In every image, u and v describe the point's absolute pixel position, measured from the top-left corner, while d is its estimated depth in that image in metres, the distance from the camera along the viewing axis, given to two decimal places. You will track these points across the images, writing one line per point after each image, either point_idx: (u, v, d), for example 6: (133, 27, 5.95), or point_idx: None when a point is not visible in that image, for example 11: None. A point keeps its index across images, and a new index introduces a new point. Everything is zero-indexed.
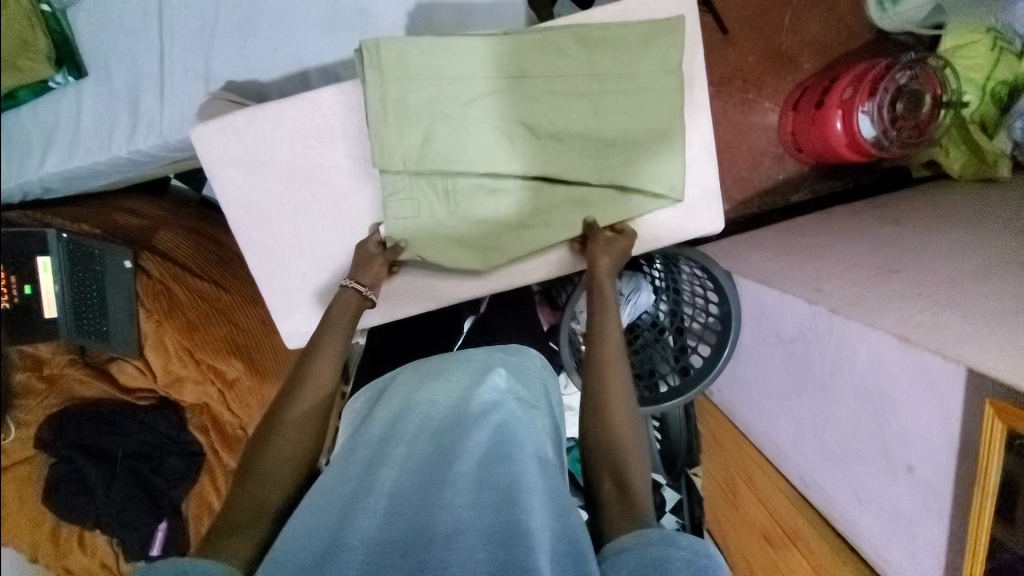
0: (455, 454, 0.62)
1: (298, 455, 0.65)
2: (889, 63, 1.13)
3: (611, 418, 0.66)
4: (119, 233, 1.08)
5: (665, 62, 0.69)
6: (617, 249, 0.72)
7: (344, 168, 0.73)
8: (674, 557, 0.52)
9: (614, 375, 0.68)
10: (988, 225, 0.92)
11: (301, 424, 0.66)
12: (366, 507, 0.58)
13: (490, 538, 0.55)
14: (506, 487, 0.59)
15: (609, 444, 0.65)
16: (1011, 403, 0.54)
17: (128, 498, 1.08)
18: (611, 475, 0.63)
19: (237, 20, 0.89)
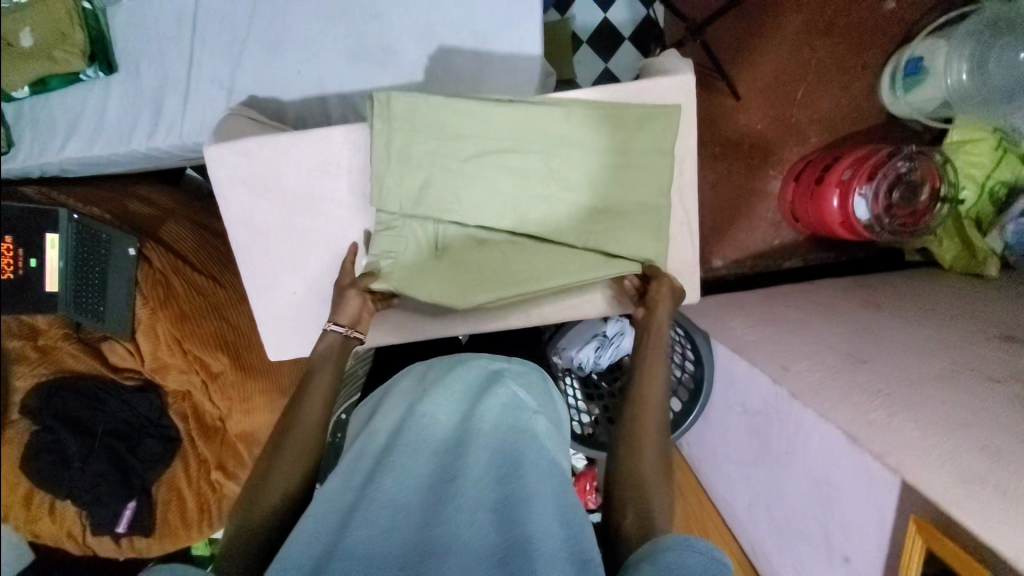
0: (462, 471, 0.62)
1: (301, 452, 0.66)
2: (890, 151, 1.16)
3: (639, 457, 0.66)
4: (129, 220, 1.12)
5: (659, 142, 0.73)
6: (667, 298, 0.76)
7: (345, 202, 0.78)
8: (689, 559, 0.51)
9: (650, 417, 0.69)
10: (968, 322, 0.94)
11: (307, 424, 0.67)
12: (367, 516, 0.57)
13: (490, 562, 0.54)
14: (509, 508, 0.58)
15: (636, 482, 0.64)
16: (932, 523, 0.57)
17: (102, 474, 1.11)
18: (635, 512, 0.61)
19: (266, 40, 0.93)
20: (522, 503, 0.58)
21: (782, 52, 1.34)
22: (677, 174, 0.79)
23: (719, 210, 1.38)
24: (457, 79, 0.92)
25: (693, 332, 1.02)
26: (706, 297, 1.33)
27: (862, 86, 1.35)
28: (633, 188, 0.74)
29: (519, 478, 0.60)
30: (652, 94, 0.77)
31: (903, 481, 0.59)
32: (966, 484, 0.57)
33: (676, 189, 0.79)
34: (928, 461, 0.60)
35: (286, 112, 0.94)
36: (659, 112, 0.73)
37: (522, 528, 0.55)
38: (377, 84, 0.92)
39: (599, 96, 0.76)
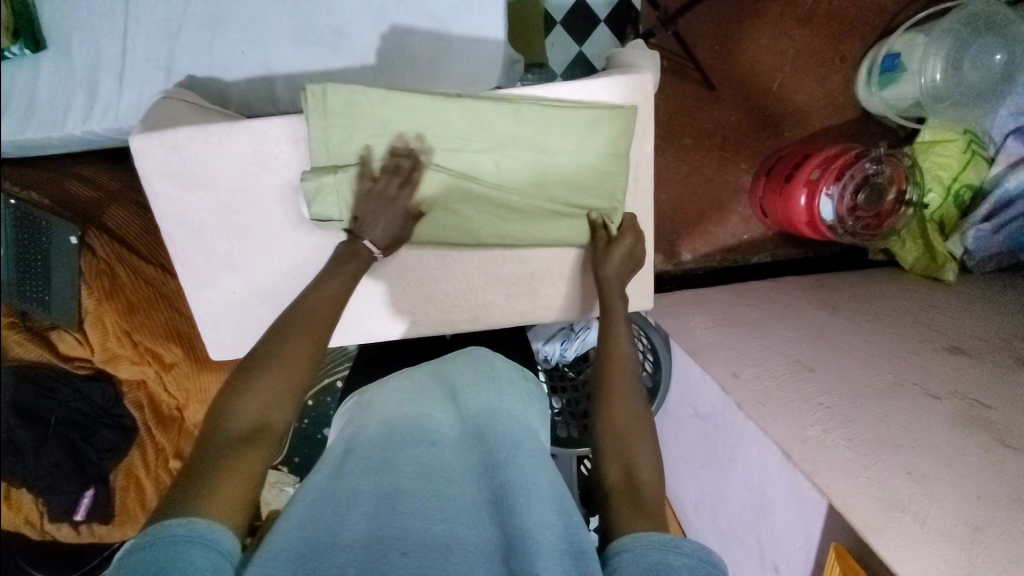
0: (455, 467, 0.62)
1: (285, 394, 0.63)
2: (860, 152, 1.15)
3: (620, 417, 0.68)
4: (69, 206, 1.06)
5: (609, 147, 0.74)
6: (617, 254, 0.76)
7: (285, 199, 0.75)
8: (676, 563, 0.51)
9: (620, 376, 0.71)
10: (916, 332, 0.95)
11: (283, 373, 0.64)
12: (363, 509, 0.55)
13: (492, 554, 0.53)
14: (505, 498, 0.59)
15: (621, 439, 0.66)
16: (852, 551, 0.61)
17: (56, 465, 1.08)
18: (622, 468, 0.64)
19: (206, 16, 0.86)
20: (516, 503, 0.57)
21: (763, 41, 1.30)
22: (633, 183, 0.80)
23: (691, 203, 1.36)
24: (413, 65, 0.86)
25: (652, 332, 1.03)
26: (672, 292, 1.33)
27: (840, 79, 1.32)
28: (581, 190, 0.76)
29: (512, 467, 0.61)
30: (608, 93, 0.74)
31: (830, 503, 0.63)
32: (888, 511, 0.62)
33: (631, 198, 0.80)
34: (853, 485, 0.64)
35: (230, 97, 0.88)
36: (610, 112, 0.72)
37: (519, 514, 0.56)
38: (327, 69, 0.87)
39: (548, 94, 0.74)
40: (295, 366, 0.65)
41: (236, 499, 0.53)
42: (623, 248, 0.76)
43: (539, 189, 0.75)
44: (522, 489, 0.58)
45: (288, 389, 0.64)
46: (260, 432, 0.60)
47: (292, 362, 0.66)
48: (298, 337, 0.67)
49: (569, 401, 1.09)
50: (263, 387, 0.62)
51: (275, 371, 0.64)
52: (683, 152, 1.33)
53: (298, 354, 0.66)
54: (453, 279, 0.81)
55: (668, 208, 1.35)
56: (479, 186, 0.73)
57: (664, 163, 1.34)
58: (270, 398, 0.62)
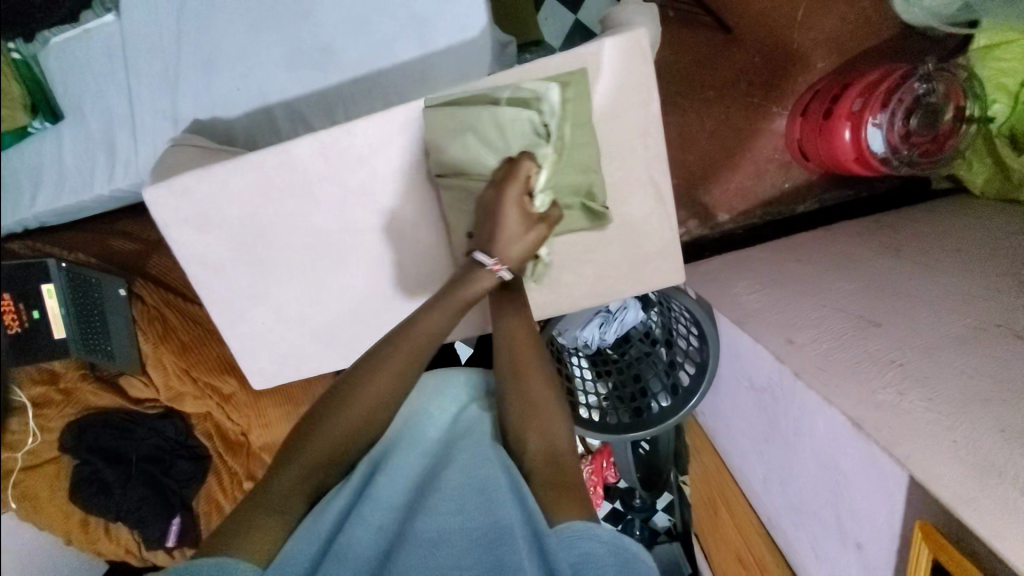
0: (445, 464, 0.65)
1: (378, 413, 0.63)
2: (905, 72, 1.04)
3: (529, 398, 0.67)
4: (114, 261, 1.14)
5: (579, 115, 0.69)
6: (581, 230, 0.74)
7: (301, 228, 0.75)
8: (595, 550, 0.54)
9: (527, 352, 0.69)
10: (998, 264, 0.84)
11: (372, 401, 0.63)
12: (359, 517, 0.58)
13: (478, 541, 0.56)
14: (490, 488, 0.60)
15: (529, 414, 0.66)
16: (939, 528, 0.56)
17: (143, 498, 1.15)
18: (547, 463, 0.63)
19: (199, 59, 0.86)
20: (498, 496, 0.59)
21: None
22: (643, 148, 0.73)
23: (720, 159, 1.27)
24: (404, 70, 0.84)
25: (692, 305, 0.93)
26: (712, 258, 1.25)
27: None
28: (574, 166, 0.71)
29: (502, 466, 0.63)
30: (572, 61, 0.70)
31: (912, 476, 0.56)
32: (981, 478, 0.55)
33: (646, 169, 0.74)
34: (937, 450, 0.58)
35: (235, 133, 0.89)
36: (577, 80, 0.68)
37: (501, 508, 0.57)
38: (322, 89, 0.85)
39: (513, 74, 0.71)
40: (385, 386, 0.63)
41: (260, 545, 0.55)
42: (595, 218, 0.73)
43: (515, 178, 0.71)
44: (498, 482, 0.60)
45: (365, 417, 0.63)
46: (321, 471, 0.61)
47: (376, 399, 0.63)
48: (392, 363, 0.64)
49: (615, 385, 1.08)
50: (337, 415, 0.62)
51: (353, 417, 0.62)
52: (706, 106, 1.24)
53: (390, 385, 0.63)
54: None
55: (696, 169, 1.27)
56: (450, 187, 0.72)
57: (686, 121, 1.25)
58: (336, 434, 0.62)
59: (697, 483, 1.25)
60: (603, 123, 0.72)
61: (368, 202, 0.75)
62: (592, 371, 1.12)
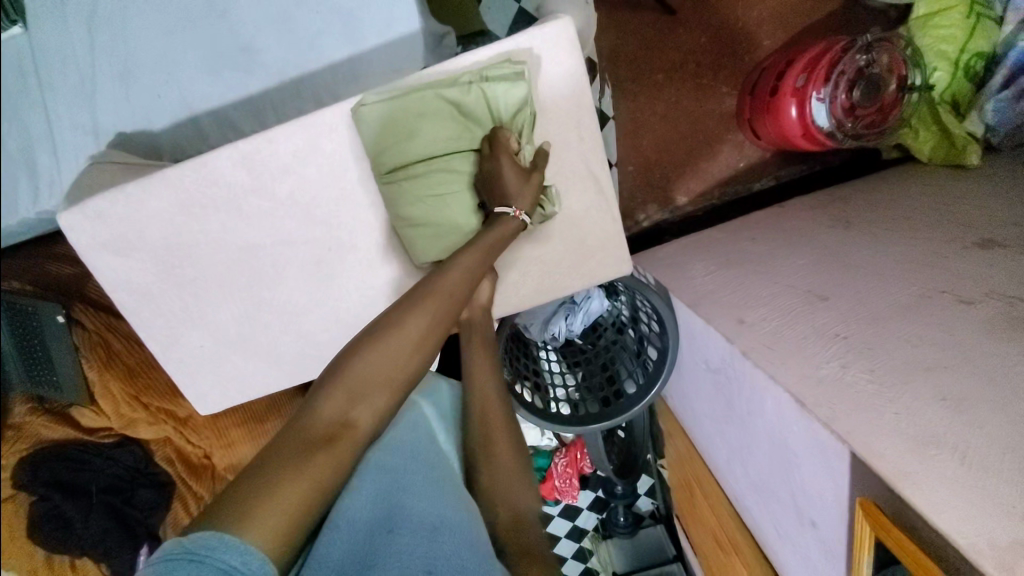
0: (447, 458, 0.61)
1: (403, 373, 0.56)
2: (846, 45, 1.04)
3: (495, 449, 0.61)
4: (52, 286, 1.09)
5: (514, 110, 0.64)
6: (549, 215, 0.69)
7: (227, 242, 0.72)
8: None
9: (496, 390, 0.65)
10: (939, 231, 0.85)
11: (397, 361, 0.56)
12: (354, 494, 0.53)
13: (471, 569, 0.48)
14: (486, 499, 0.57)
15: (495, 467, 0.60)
16: (880, 504, 0.56)
17: (106, 530, 1.07)
18: (512, 523, 0.58)
19: (115, 67, 0.82)
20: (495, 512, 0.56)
21: None
22: (577, 139, 0.71)
23: (674, 142, 1.26)
24: (332, 68, 0.80)
25: (649, 292, 0.92)
26: (670, 242, 1.25)
27: None
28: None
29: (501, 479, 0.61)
30: (500, 54, 0.67)
31: (853, 452, 0.56)
32: (920, 450, 0.54)
33: (582, 159, 0.72)
34: (878, 424, 0.57)
35: (160, 144, 0.85)
36: (508, 70, 0.65)
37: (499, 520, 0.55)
38: (248, 91, 0.82)
39: (439, 71, 0.67)
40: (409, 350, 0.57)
41: (287, 519, 0.45)
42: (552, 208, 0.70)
43: (458, 177, 0.67)
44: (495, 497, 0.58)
45: (386, 378, 0.56)
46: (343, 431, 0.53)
47: (399, 353, 0.56)
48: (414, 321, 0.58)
49: (583, 377, 1.07)
50: (362, 373, 0.55)
51: (378, 367, 0.56)
52: (655, 90, 1.23)
53: (413, 340, 0.57)
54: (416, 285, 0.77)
55: (651, 154, 1.26)
56: (398, 191, 0.68)
57: (637, 107, 1.24)
58: (358, 394, 0.54)
59: (675, 465, 1.22)
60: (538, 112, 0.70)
61: (299, 211, 0.71)
62: (562, 363, 1.09)
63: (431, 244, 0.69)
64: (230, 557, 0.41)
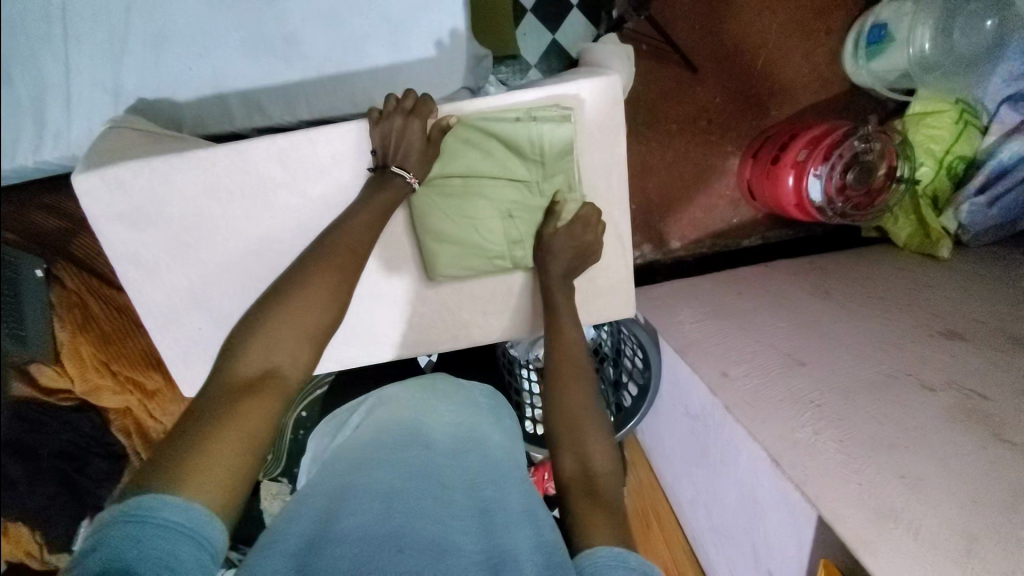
0: (450, 471, 0.60)
1: (317, 322, 0.60)
2: (848, 130, 1.11)
3: (571, 418, 0.65)
4: (36, 240, 1.06)
5: (552, 152, 0.69)
6: (571, 240, 0.73)
7: (245, 233, 0.71)
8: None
9: (568, 366, 0.69)
10: (911, 315, 0.92)
11: (313, 297, 0.60)
12: (359, 503, 0.53)
13: (483, 558, 0.50)
14: (493, 511, 0.56)
15: (574, 429, 0.64)
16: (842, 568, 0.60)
17: (53, 497, 1.03)
18: (580, 474, 0.61)
19: (148, 32, 0.81)
20: (500, 520, 0.55)
21: (744, 18, 1.24)
22: (604, 187, 0.75)
23: (676, 191, 1.32)
24: (372, 72, 0.81)
25: (638, 329, 0.97)
26: (661, 283, 1.29)
27: (825, 53, 1.27)
28: (540, 195, 0.73)
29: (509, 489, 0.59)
30: (548, 96, 0.69)
31: (821, 515, 0.61)
32: (881, 522, 0.59)
33: (602, 206, 0.75)
34: (845, 494, 0.62)
35: (183, 116, 0.84)
36: (555, 115, 0.68)
37: (504, 532, 0.53)
38: (281, 80, 0.82)
39: (488, 101, 0.70)
40: (319, 300, 0.61)
41: (221, 473, 0.48)
42: (574, 241, 0.73)
43: (488, 202, 0.73)
44: (504, 505, 0.57)
45: (305, 331, 0.59)
46: (268, 379, 0.55)
47: (310, 301, 0.60)
48: (323, 274, 0.62)
49: None
50: (280, 326, 0.58)
51: (296, 314, 0.59)
52: (667, 139, 1.29)
53: (324, 296, 0.61)
54: (425, 301, 0.78)
55: (655, 197, 1.32)
56: (424, 210, 0.71)
57: (648, 151, 1.29)
58: (281, 340, 0.57)
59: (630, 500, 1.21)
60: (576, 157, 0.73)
61: (323, 209, 0.71)
62: None
63: (456, 260, 0.73)
64: (173, 513, 0.43)
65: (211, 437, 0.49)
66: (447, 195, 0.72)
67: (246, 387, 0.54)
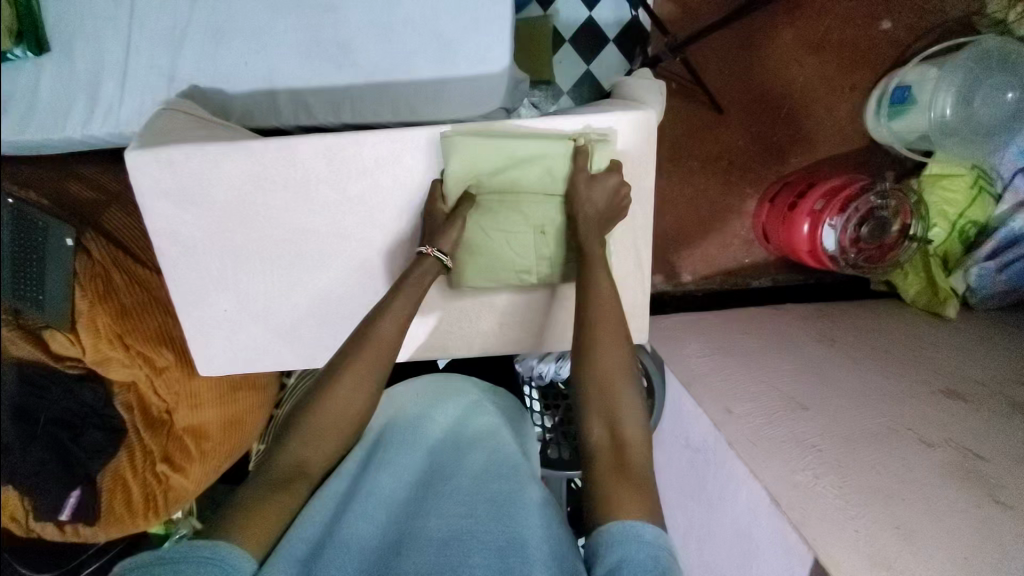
0: (460, 470, 0.67)
1: (351, 412, 0.66)
2: (865, 185, 1.14)
3: (603, 380, 0.65)
4: (68, 206, 1.05)
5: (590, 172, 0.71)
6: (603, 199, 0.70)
7: (281, 225, 0.74)
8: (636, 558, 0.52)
9: (608, 325, 0.67)
10: (916, 371, 0.93)
11: (354, 387, 0.65)
12: (363, 510, 0.62)
13: (488, 547, 0.56)
14: (505, 502, 0.61)
15: (606, 398, 0.64)
16: None
17: (42, 464, 0.99)
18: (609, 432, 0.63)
19: (211, 25, 0.85)
20: (514, 510, 0.60)
21: (773, 68, 1.29)
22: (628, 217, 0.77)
23: (692, 226, 1.34)
24: (417, 84, 0.85)
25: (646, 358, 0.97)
26: (669, 314, 1.31)
27: (848, 108, 1.31)
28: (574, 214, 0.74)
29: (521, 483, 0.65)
30: (584, 127, 0.73)
31: (816, 558, 0.61)
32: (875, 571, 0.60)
33: (625, 234, 0.78)
34: (839, 538, 0.63)
35: (231, 107, 0.87)
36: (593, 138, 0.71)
37: (516, 522, 0.59)
38: (330, 82, 0.85)
39: (526, 126, 0.73)
40: (355, 393, 0.66)
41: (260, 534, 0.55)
42: (607, 188, 0.70)
43: (522, 218, 0.74)
44: (519, 498, 0.62)
45: (339, 424, 0.65)
46: (302, 471, 0.63)
47: (346, 401, 0.65)
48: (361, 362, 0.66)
49: None
50: (321, 419, 0.64)
51: (331, 408, 0.65)
52: (689, 176, 1.32)
53: (358, 385, 0.66)
54: (445, 308, 0.81)
55: (672, 230, 1.34)
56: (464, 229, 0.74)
57: (669, 185, 1.33)
58: (315, 438, 0.64)
59: None
60: None
61: (361, 210, 0.74)
62: None
63: (485, 271, 0.75)
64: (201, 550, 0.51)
65: (248, 510, 0.56)
66: (482, 206, 0.73)
67: (289, 473, 0.61)
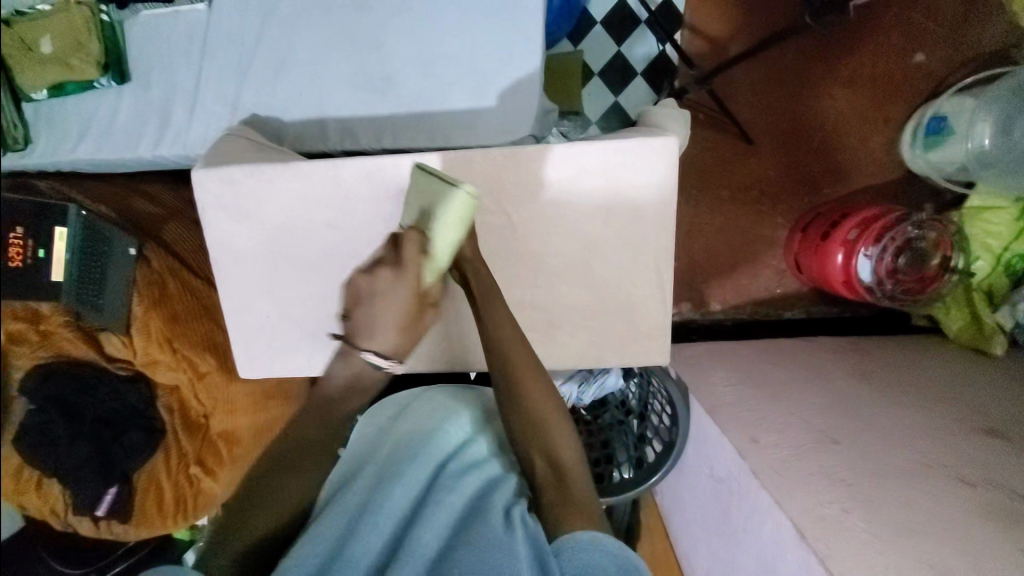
0: (449, 488, 0.75)
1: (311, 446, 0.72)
2: (899, 215, 1.11)
3: (536, 416, 0.70)
4: (133, 218, 1.12)
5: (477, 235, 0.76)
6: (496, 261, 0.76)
7: (324, 238, 0.79)
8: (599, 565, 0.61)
9: (530, 369, 0.71)
10: (956, 408, 0.88)
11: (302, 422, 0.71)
12: (367, 525, 0.70)
13: (475, 550, 0.64)
14: (489, 513, 0.69)
15: (537, 426, 0.70)
16: None
17: (86, 459, 1.03)
18: (543, 452, 0.70)
19: (272, 60, 0.94)
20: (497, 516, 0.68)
21: (804, 100, 1.30)
22: (652, 238, 0.79)
23: (721, 255, 1.34)
24: (455, 112, 0.90)
25: (670, 383, 0.97)
26: (697, 343, 1.30)
27: (881, 139, 1.30)
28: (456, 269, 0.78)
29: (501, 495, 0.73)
30: (610, 151, 0.75)
31: None
32: None
33: (650, 256, 0.79)
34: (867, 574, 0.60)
35: (285, 132, 0.95)
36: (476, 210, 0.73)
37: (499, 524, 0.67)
38: (375, 111, 0.92)
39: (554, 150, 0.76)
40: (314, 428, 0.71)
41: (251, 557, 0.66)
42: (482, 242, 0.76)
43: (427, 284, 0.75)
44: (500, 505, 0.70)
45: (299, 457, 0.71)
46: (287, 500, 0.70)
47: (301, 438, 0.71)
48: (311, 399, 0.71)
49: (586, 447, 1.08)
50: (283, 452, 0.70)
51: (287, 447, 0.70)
52: (719, 205, 1.33)
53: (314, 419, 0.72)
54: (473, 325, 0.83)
55: (699, 258, 1.34)
56: None
57: (697, 214, 1.33)
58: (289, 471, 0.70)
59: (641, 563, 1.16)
60: (630, 209, 0.78)
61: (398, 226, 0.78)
62: None
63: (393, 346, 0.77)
64: None
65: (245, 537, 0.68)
66: None
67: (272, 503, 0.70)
